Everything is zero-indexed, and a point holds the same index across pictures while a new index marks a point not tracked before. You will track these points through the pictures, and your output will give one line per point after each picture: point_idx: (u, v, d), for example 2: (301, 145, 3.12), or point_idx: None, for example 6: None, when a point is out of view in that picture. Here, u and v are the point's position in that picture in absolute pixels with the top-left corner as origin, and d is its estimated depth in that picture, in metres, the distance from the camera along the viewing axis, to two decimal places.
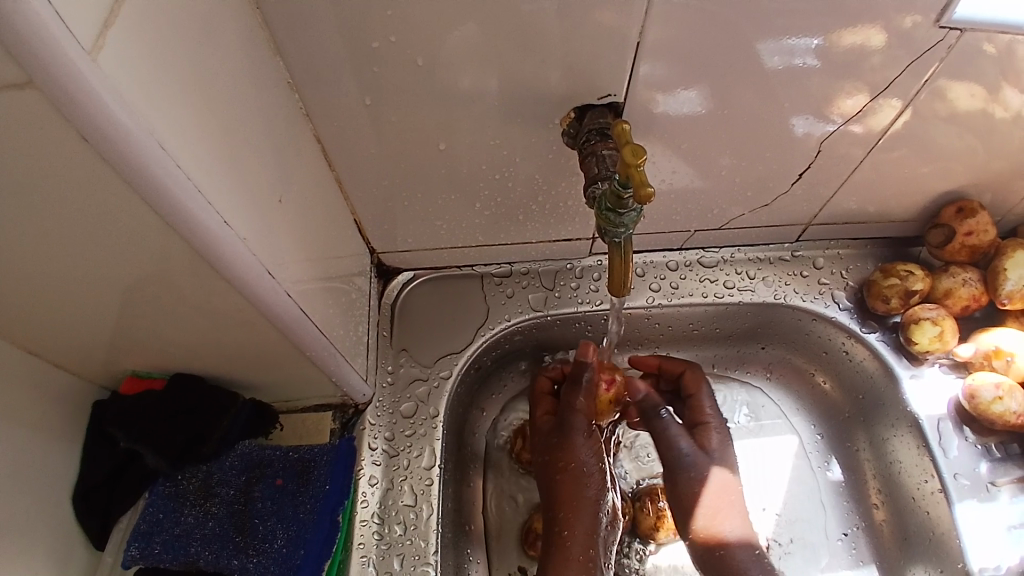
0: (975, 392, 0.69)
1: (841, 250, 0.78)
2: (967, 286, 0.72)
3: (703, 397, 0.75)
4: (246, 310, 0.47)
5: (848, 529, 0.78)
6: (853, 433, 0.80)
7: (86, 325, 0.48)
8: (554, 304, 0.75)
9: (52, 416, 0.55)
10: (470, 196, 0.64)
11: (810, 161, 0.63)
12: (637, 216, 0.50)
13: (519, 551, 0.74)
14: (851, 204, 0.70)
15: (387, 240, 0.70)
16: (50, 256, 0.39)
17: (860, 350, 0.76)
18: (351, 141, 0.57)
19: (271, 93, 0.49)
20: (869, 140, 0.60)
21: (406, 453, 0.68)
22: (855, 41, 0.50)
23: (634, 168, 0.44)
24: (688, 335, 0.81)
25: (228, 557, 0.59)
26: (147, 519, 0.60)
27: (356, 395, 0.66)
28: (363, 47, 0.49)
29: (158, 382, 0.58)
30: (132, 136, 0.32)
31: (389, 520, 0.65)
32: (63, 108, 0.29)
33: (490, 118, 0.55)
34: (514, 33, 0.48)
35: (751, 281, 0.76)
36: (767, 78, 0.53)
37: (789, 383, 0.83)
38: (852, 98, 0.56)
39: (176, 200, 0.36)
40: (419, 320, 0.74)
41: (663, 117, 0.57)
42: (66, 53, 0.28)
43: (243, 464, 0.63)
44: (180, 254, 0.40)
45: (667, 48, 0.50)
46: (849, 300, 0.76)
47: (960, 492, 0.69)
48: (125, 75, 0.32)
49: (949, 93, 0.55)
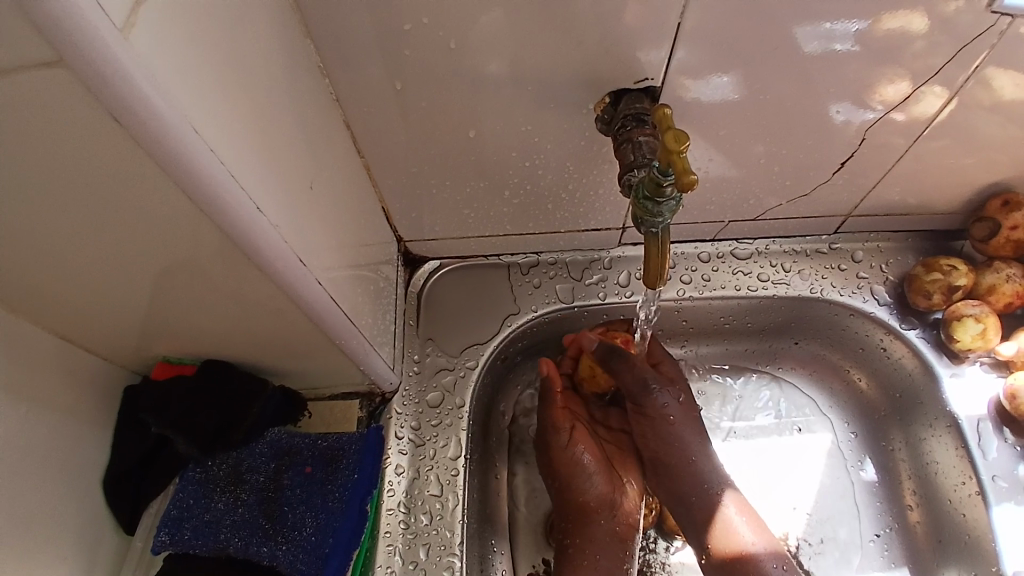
0: (1016, 392, 0.66)
1: (881, 243, 0.75)
2: (1012, 281, 0.69)
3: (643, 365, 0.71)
4: (277, 297, 0.46)
5: (881, 529, 0.77)
6: (888, 432, 0.78)
7: (120, 311, 0.48)
8: (582, 295, 0.74)
9: (85, 401, 0.56)
10: (499, 184, 0.63)
11: (850, 151, 0.61)
12: (676, 205, 0.49)
13: (545, 544, 0.74)
14: (891, 196, 0.68)
15: (415, 228, 0.69)
16: (86, 241, 0.39)
17: (898, 347, 0.74)
18: (380, 128, 0.57)
19: (302, 77, 0.48)
20: (914, 129, 0.58)
21: (433, 443, 0.67)
22: (897, 25, 0.48)
23: (674, 155, 0.43)
24: (718, 329, 0.80)
25: (258, 544, 0.59)
26: (178, 504, 0.60)
27: (382, 384, 0.66)
28: (392, 31, 0.48)
29: (189, 368, 0.58)
30: (164, 115, 0.31)
31: (415, 509, 0.64)
32: (93, 86, 0.29)
33: (520, 104, 0.54)
34: (546, 18, 0.47)
35: (786, 274, 0.75)
36: (807, 65, 0.51)
37: (822, 379, 0.81)
38: (895, 85, 0.54)
39: (207, 181, 0.35)
40: (445, 310, 0.73)
41: (698, 104, 0.55)
42: (99, 33, 0.27)
43: (273, 451, 0.63)
44: (213, 241, 0.39)
45: (704, 33, 0.48)
46: (888, 294, 0.74)
47: (997, 494, 0.67)
48: (157, 53, 0.31)
49: (995, 82, 0.53)
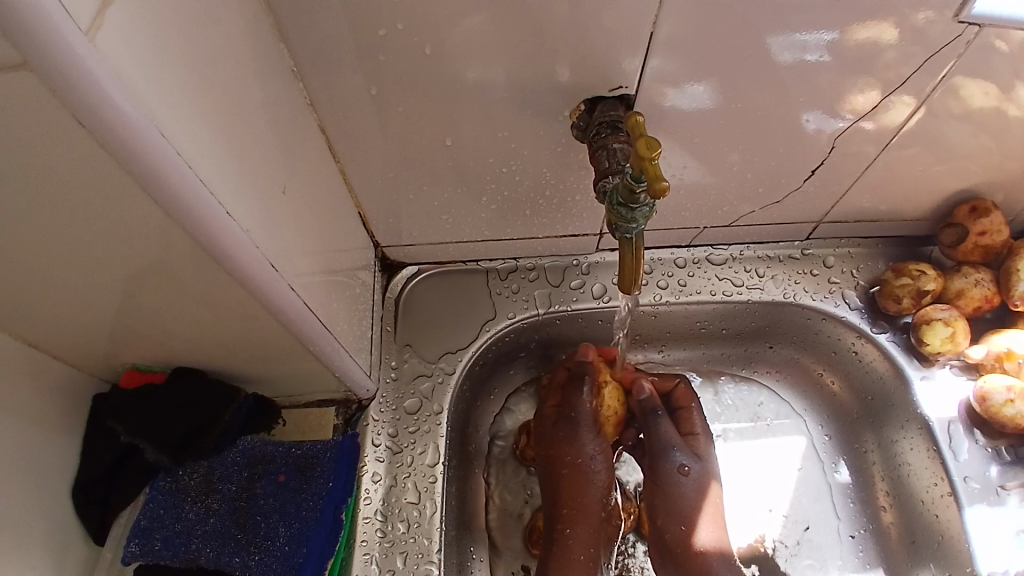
0: (987, 395, 0.68)
1: (852, 249, 0.77)
2: (979, 286, 0.71)
3: (695, 412, 0.74)
4: (248, 303, 0.46)
5: (855, 531, 0.78)
6: (861, 435, 0.79)
7: (87, 317, 0.47)
8: (559, 300, 0.74)
9: (51, 410, 0.54)
10: (477, 190, 0.63)
11: (823, 158, 0.62)
12: (649, 211, 0.49)
13: (522, 550, 0.74)
14: (863, 202, 0.69)
15: (392, 233, 0.69)
16: (47, 246, 0.38)
17: (870, 350, 0.75)
18: (356, 134, 0.56)
19: (276, 80, 0.48)
20: (884, 137, 0.59)
21: (410, 450, 0.67)
22: (866, 36, 0.49)
23: (647, 162, 0.43)
24: (695, 333, 0.80)
25: (230, 554, 0.58)
26: (148, 514, 0.59)
27: (359, 390, 0.66)
28: (369, 34, 0.47)
29: (158, 376, 0.57)
30: (130, 120, 0.31)
31: (392, 517, 0.64)
32: (60, 89, 0.29)
33: (497, 109, 0.54)
34: (521, 26, 0.47)
35: (760, 279, 0.75)
36: (778, 75, 0.52)
37: (796, 383, 0.82)
38: (864, 94, 0.55)
39: (173, 184, 0.35)
40: (423, 315, 0.73)
41: (671, 112, 0.56)
42: (62, 33, 0.27)
43: (245, 459, 0.62)
44: (181, 245, 0.39)
45: (679, 42, 0.49)
46: (859, 299, 0.75)
47: (969, 496, 0.68)
48: (122, 54, 0.30)
49: (962, 90, 0.54)
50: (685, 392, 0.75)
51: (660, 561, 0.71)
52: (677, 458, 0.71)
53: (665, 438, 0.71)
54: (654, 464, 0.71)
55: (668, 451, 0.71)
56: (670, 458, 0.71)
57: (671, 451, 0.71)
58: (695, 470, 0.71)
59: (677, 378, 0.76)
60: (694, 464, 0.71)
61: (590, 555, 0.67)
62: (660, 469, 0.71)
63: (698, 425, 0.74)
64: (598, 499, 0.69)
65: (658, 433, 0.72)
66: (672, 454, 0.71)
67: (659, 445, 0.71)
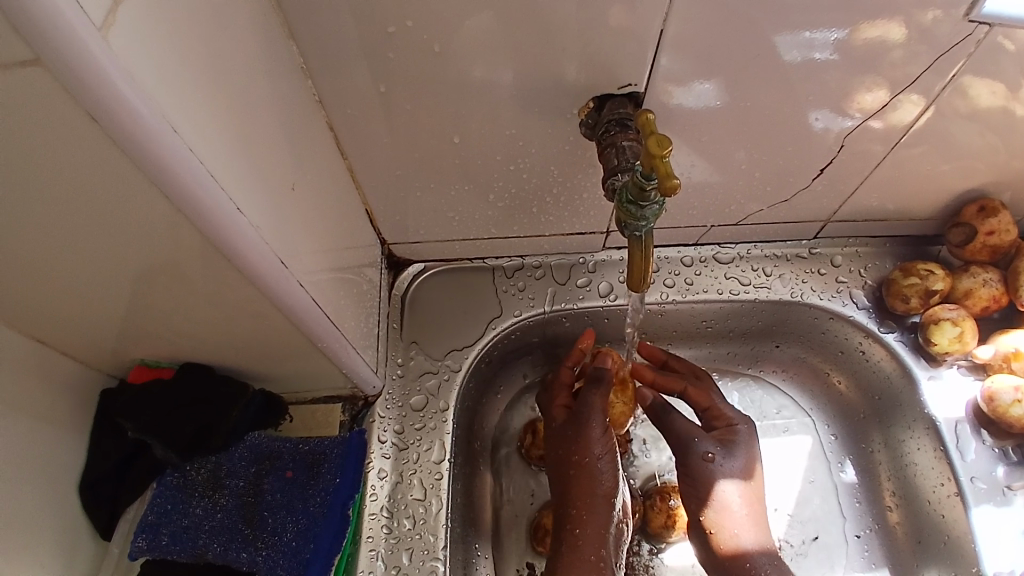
0: (994, 395, 0.68)
1: (860, 248, 0.76)
2: (988, 286, 0.71)
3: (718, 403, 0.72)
4: (257, 299, 0.46)
5: (861, 531, 0.78)
6: (867, 434, 0.79)
7: (96, 314, 0.47)
8: (565, 299, 0.74)
9: (59, 406, 0.55)
10: (484, 187, 0.63)
11: (831, 157, 0.62)
12: (658, 209, 0.49)
13: (527, 548, 0.74)
14: (870, 202, 0.69)
15: (398, 231, 0.69)
16: (59, 243, 0.39)
17: (877, 350, 0.74)
18: (364, 131, 0.56)
19: (284, 78, 0.48)
20: (892, 136, 0.59)
21: (417, 447, 0.67)
22: (875, 35, 0.49)
23: (657, 160, 0.43)
24: (701, 332, 0.80)
25: (237, 549, 0.58)
26: (156, 509, 0.59)
27: (366, 388, 0.66)
28: (376, 32, 0.47)
29: (166, 371, 0.57)
30: (143, 117, 0.31)
31: (398, 514, 0.64)
32: (71, 85, 0.29)
33: (504, 107, 0.54)
34: (529, 24, 0.47)
35: (766, 278, 0.75)
36: (786, 73, 0.52)
37: (803, 382, 0.82)
38: (872, 93, 0.54)
39: (184, 181, 0.35)
40: (429, 312, 0.73)
41: (679, 110, 0.55)
42: (76, 31, 0.27)
43: (252, 455, 0.62)
44: (192, 242, 0.39)
45: (688, 40, 0.49)
46: (867, 299, 0.75)
47: (976, 496, 0.68)
48: (135, 51, 0.30)
49: (971, 90, 0.54)
50: (697, 392, 0.72)
51: (699, 550, 0.71)
52: (702, 447, 0.69)
53: (684, 429, 0.69)
54: (682, 455, 0.69)
55: (693, 441, 0.69)
56: (697, 448, 0.69)
57: (695, 441, 0.69)
58: (724, 459, 0.69)
59: (681, 380, 0.73)
60: (722, 454, 0.69)
61: (600, 554, 0.66)
62: (688, 459, 0.69)
63: (731, 414, 0.71)
64: (603, 500, 0.67)
65: (678, 425, 0.69)
66: (697, 444, 0.69)
67: (682, 437, 0.69)
